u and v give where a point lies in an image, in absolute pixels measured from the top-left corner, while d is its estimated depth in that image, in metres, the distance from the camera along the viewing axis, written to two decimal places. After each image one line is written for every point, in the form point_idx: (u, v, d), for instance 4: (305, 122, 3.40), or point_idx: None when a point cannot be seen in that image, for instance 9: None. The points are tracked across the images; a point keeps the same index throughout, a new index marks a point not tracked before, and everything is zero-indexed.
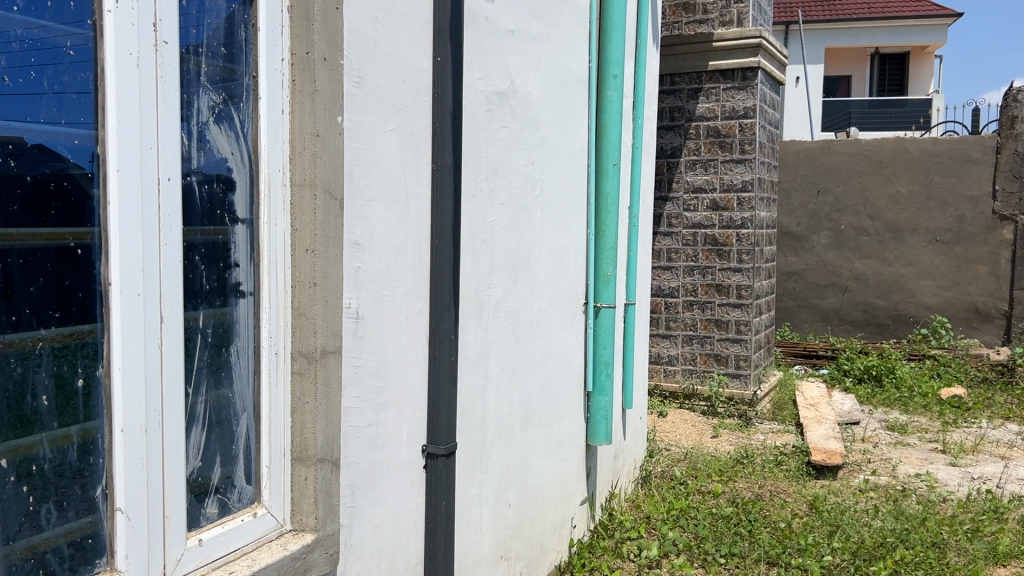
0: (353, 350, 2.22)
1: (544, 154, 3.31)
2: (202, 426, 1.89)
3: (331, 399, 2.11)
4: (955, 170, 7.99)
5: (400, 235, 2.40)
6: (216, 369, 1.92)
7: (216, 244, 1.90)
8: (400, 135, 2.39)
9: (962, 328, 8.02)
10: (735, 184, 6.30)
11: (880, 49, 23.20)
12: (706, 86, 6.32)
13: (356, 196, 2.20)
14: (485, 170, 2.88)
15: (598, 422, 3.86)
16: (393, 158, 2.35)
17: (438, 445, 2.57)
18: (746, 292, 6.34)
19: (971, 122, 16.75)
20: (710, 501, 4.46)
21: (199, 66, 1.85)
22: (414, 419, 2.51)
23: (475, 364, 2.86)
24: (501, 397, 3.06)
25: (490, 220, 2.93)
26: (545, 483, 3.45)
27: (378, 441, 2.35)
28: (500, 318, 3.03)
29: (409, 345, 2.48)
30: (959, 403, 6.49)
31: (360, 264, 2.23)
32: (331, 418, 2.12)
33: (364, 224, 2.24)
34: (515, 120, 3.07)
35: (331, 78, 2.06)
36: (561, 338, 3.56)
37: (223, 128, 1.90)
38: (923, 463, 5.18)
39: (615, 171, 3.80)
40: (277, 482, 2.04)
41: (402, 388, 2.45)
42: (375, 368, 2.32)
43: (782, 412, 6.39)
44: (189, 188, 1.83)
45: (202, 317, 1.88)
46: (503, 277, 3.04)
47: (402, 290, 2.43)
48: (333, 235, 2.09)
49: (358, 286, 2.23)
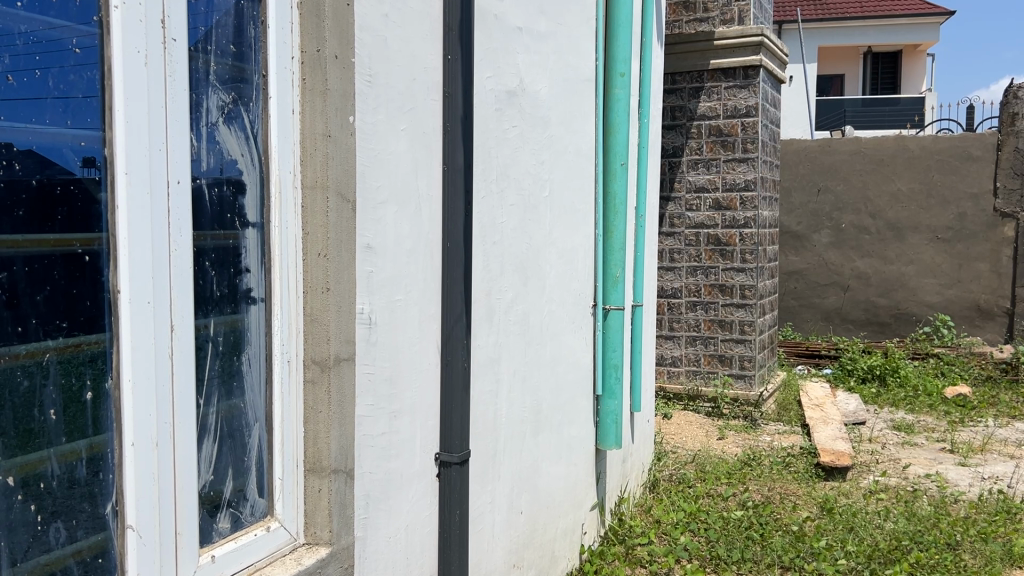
0: (365, 356, 2.15)
1: (553, 154, 3.25)
2: (213, 439, 1.82)
3: (345, 408, 2.05)
4: (956, 168, 7.97)
5: (412, 238, 2.34)
6: (227, 379, 1.85)
7: (226, 249, 1.83)
8: (411, 135, 2.32)
9: (964, 326, 7.98)
10: (738, 183, 6.25)
11: (873, 48, 23.23)
12: (708, 85, 6.27)
13: (367, 199, 2.13)
14: (495, 171, 2.82)
15: (607, 426, 3.79)
16: (404, 159, 2.29)
17: (451, 453, 2.51)
18: (749, 292, 6.29)
19: (966, 120, 16.75)
20: (720, 504, 4.40)
21: (208, 65, 1.78)
22: (427, 426, 2.45)
23: (486, 369, 2.80)
24: (513, 403, 3.00)
25: (500, 222, 2.87)
26: (556, 488, 3.39)
27: (391, 450, 2.28)
28: (511, 322, 2.97)
29: (422, 351, 2.41)
30: (965, 402, 6.45)
31: (372, 268, 2.17)
32: (345, 427, 2.06)
33: (376, 227, 2.17)
34: (524, 119, 3.02)
35: (342, 77, 2.00)
36: (570, 340, 3.49)
37: (232, 129, 1.84)
38: (932, 463, 5.13)
39: (623, 170, 3.72)
40: (290, 494, 1.98)
41: (415, 395, 2.38)
42: (388, 375, 2.25)
43: (787, 412, 6.32)
44: (198, 192, 1.76)
45: (213, 325, 1.81)
46: (513, 279, 2.98)
47: (414, 294, 2.36)
48: (345, 239, 2.03)
49: (370, 291, 2.16)
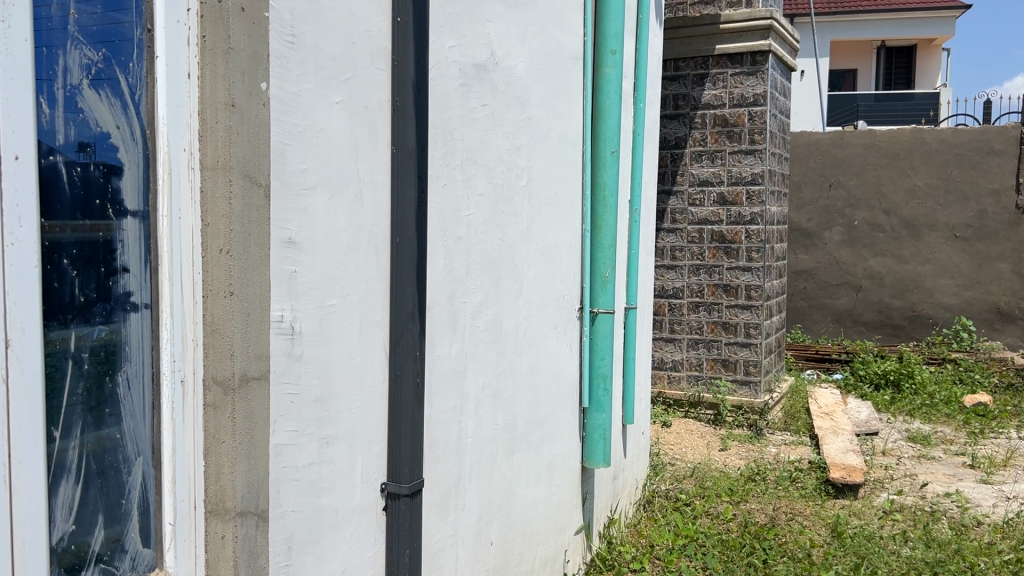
0: (286, 373, 1.79)
1: (532, 138, 2.88)
2: (75, 479, 1.48)
3: (254, 438, 1.69)
4: (976, 162, 7.57)
5: (348, 230, 1.97)
6: (96, 405, 1.52)
7: (94, 245, 1.50)
8: (349, 109, 1.96)
9: (984, 330, 7.58)
10: (744, 177, 5.86)
11: (887, 42, 22.75)
12: (713, 71, 5.89)
13: (287, 184, 1.77)
14: (460, 156, 2.45)
15: (594, 442, 3.43)
16: (340, 139, 1.93)
17: (399, 484, 2.14)
18: (755, 293, 5.91)
19: (984, 116, 16.27)
20: (720, 526, 4.03)
21: (67, 13, 1.45)
22: (369, 452, 2.09)
23: (449, 384, 2.44)
24: (480, 421, 2.63)
25: (467, 214, 2.50)
26: (534, 514, 3.03)
27: (322, 483, 1.92)
28: (480, 328, 2.61)
29: (363, 365, 2.05)
30: (985, 412, 6.06)
31: (296, 267, 1.81)
32: (257, 461, 1.70)
33: (300, 217, 1.81)
34: (497, 98, 2.65)
35: (251, 33, 1.64)
36: (551, 348, 3.13)
37: (103, 94, 1.51)
38: (952, 480, 4.75)
39: (614, 159, 3.36)
40: (185, 544, 1.64)
41: (354, 417, 2.02)
42: (317, 395, 1.89)
43: (796, 421, 5.93)
44: (53, 171, 1.43)
45: (76, 339, 1.48)
46: (483, 280, 2.61)
47: (353, 298, 2.00)
48: (254, 230, 1.67)
49: (292, 295, 1.80)
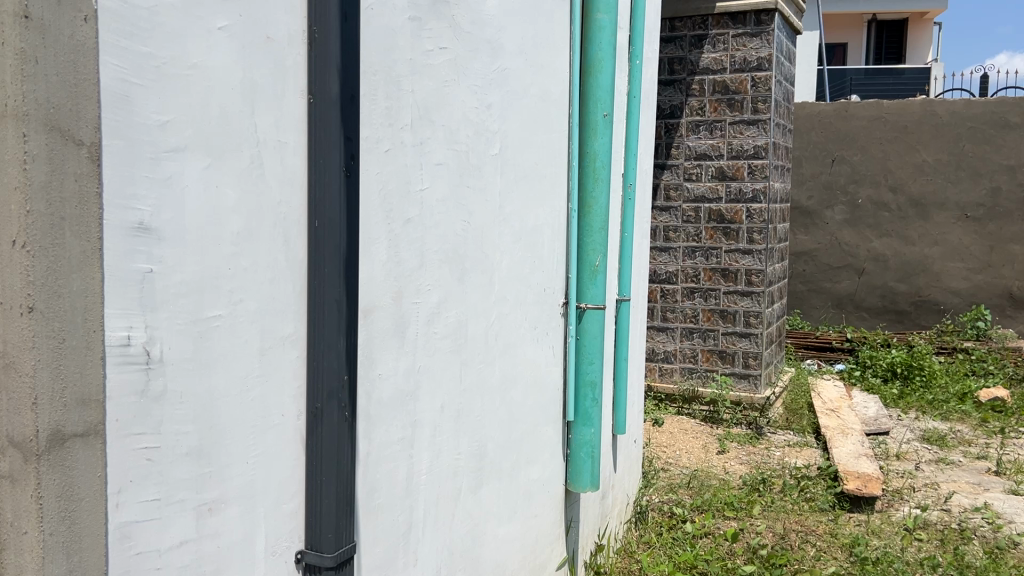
0: (140, 422, 1.23)
1: (505, 95, 2.31)
2: None
3: (78, 524, 1.13)
4: (990, 137, 7.04)
5: (241, 211, 1.40)
6: None
7: None
8: (241, 37, 1.38)
9: (995, 317, 7.11)
10: (745, 150, 5.31)
11: (878, 14, 22.15)
12: (713, 32, 5.32)
13: (137, 142, 1.19)
14: (410, 113, 1.88)
15: (581, 462, 2.88)
16: (225, 80, 1.35)
17: (321, 554, 1.59)
18: (756, 279, 5.38)
19: (982, 91, 15.77)
20: (724, 549, 3.50)
21: None
22: (278, 513, 1.53)
23: (396, 408, 1.89)
24: (438, 453, 2.08)
25: (419, 189, 1.93)
26: (507, 555, 2.49)
27: (203, 566, 1.37)
28: (438, 334, 2.05)
29: (267, 396, 1.49)
30: (1003, 407, 5.58)
31: (152, 265, 1.23)
32: (82, 559, 1.14)
33: (161, 192, 1.24)
34: (461, 41, 2.07)
35: None
36: (530, 352, 2.57)
37: None
38: (978, 490, 4.26)
39: (607, 123, 2.78)
40: None
41: (251, 470, 1.46)
42: (192, 447, 1.33)
43: (798, 417, 5.42)
44: None
45: None
46: (441, 273, 2.04)
47: (250, 306, 1.43)
48: (75, 211, 1.10)
49: (149, 304, 1.24)
